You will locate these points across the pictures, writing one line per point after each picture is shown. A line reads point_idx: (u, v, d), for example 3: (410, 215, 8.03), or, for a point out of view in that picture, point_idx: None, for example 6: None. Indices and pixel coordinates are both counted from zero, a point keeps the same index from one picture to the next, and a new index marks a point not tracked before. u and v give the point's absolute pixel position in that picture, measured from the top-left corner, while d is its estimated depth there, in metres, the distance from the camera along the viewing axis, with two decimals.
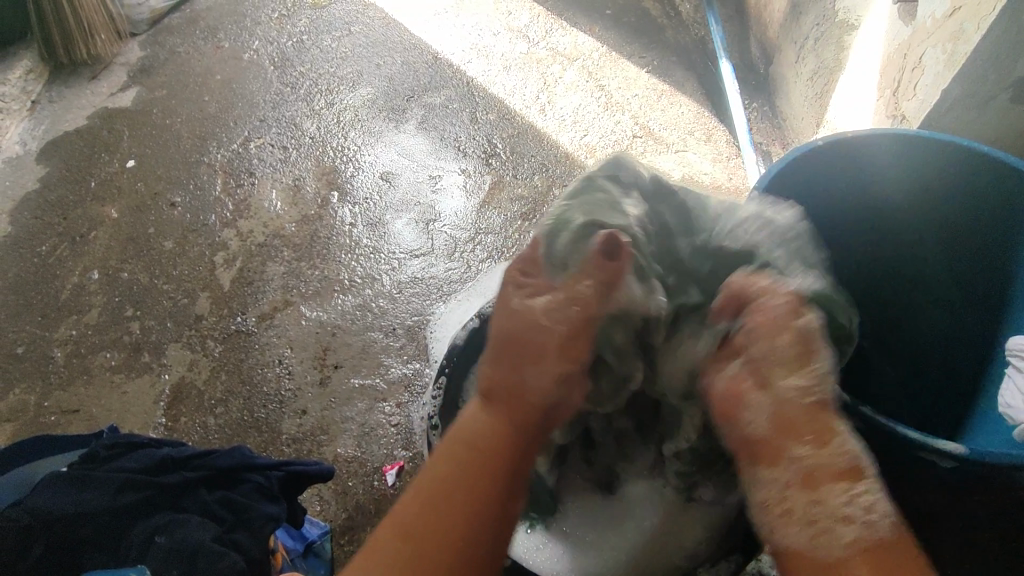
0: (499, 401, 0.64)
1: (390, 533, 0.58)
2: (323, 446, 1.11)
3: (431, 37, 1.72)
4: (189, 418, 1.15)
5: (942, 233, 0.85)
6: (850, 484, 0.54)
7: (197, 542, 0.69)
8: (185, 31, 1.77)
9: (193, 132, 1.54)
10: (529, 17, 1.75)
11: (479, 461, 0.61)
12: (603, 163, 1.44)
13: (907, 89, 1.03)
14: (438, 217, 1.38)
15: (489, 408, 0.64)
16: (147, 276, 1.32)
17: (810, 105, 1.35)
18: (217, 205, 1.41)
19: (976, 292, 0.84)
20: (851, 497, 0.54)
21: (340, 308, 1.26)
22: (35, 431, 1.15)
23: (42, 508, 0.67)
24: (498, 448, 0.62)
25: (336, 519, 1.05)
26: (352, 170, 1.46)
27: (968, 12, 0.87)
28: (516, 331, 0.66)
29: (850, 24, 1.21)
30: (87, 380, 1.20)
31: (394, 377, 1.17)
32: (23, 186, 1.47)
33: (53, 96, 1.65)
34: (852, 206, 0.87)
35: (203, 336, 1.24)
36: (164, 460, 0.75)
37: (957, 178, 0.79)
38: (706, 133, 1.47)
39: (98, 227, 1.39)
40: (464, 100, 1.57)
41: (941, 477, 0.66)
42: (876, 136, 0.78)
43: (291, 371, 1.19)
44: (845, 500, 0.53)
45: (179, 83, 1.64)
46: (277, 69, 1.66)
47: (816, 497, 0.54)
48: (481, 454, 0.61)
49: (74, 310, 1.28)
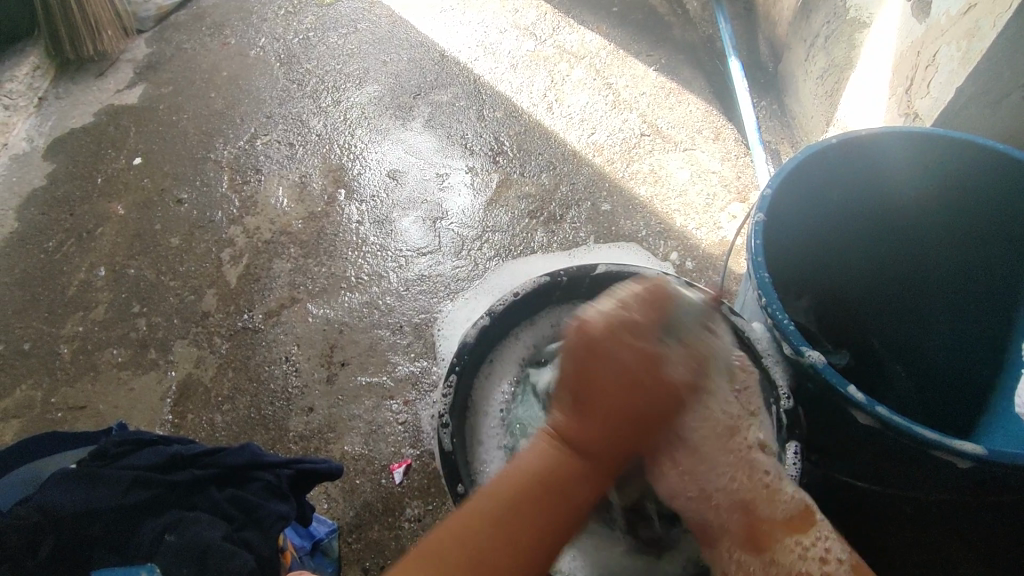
0: (579, 435, 0.59)
1: (449, 539, 0.54)
2: (330, 444, 1.11)
3: (438, 34, 1.72)
4: (196, 415, 1.15)
5: (955, 231, 0.84)
6: (805, 538, 0.60)
7: (208, 539, 0.68)
8: (191, 28, 1.77)
9: (200, 128, 1.54)
10: (536, 15, 1.74)
11: (540, 491, 0.57)
12: (610, 161, 1.43)
13: (920, 87, 1.02)
14: (445, 214, 1.37)
15: (566, 442, 0.60)
16: (154, 273, 1.31)
17: (820, 103, 1.34)
18: (224, 202, 1.41)
19: (990, 291, 0.83)
20: (806, 551, 0.59)
21: (347, 306, 1.26)
22: (42, 427, 1.15)
23: (51, 504, 0.67)
24: (575, 486, 0.58)
25: (344, 517, 1.04)
26: (360, 167, 1.46)
27: (983, 10, 0.87)
28: (600, 348, 0.58)
29: (861, 22, 1.20)
30: (94, 376, 1.20)
31: (401, 375, 1.17)
32: (30, 182, 1.46)
33: (60, 92, 1.64)
34: (865, 203, 0.87)
35: (210, 333, 1.24)
36: (174, 457, 0.75)
37: (974, 176, 0.78)
38: (714, 131, 1.47)
39: (105, 223, 1.39)
40: (471, 97, 1.57)
41: (957, 478, 0.65)
42: (890, 133, 0.77)
43: (299, 368, 1.19)
44: (799, 555, 0.59)
45: (186, 79, 1.64)
46: (284, 66, 1.66)
47: (768, 560, 0.59)
48: (549, 483, 0.57)
49: (81, 307, 1.28)
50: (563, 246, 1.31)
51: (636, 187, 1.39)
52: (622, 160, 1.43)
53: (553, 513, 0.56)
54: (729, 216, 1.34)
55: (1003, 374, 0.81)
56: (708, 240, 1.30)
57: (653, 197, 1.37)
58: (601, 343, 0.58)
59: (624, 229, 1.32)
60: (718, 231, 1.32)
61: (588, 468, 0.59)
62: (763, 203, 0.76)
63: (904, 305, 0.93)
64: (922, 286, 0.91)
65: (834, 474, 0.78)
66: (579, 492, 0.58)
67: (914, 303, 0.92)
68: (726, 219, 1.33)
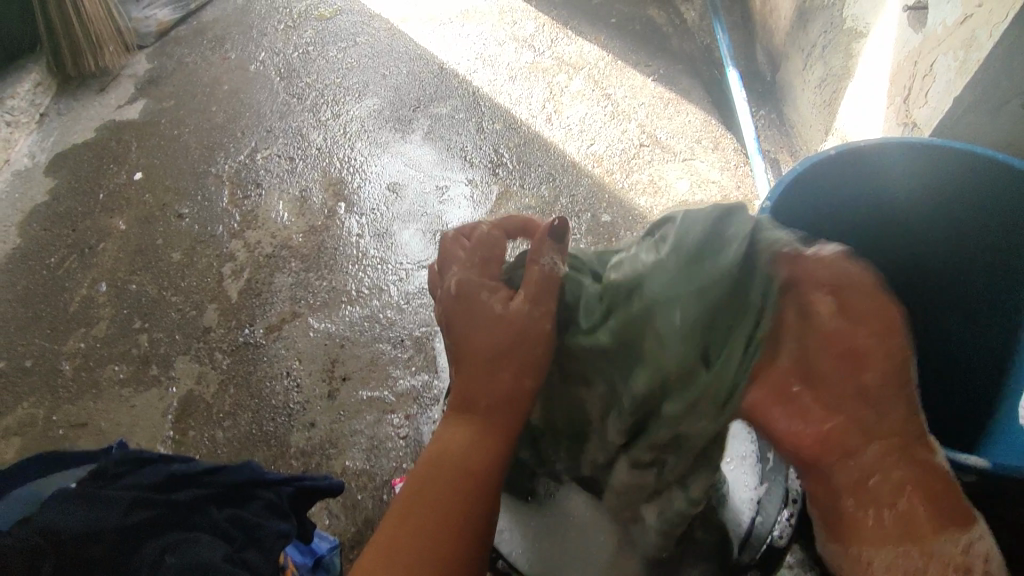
0: (471, 408, 0.64)
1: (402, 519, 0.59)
2: (331, 459, 1.11)
3: (437, 47, 1.72)
4: (197, 432, 1.15)
5: (953, 241, 0.84)
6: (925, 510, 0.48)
7: (207, 560, 0.67)
8: (191, 43, 1.78)
9: (200, 143, 1.54)
10: (534, 26, 1.75)
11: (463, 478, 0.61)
12: (610, 171, 1.44)
13: (918, 97, 1.02)
14: (445, 227, 1.37)
15: (464, 415, 0.65)
16: (155, 288, 1.32)
17: (819, 112, 1.34)
18: (225, 216, 1.41)
19: (990, 301, 0.82)
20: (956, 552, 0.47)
21: (348, 319, 1.26)
22: (43, 445, 1.15)
23: (52, 526, 0.66)
24: (485, 467, 0.62)
25: (345, 534, 1.04)
26: (360, 180, 1.46)
27: (980, 19, 0.87)
28: (470, 307, 0.66)
29: (857, 31, 1.20)
30: (95, 394, 1.20)
31: (402, 389, 1.17)
32: (32, 198, 1.47)
33: (62, 108, 1.65)
34: (861, 213, 0.87)
35: (210, 348, 1.23)
36: (174, 476, 0.75)
37: (971, 188, 0.78)
38: (713, 141, 1.47)
39: (106, 239, 1.39)
40: (470, 109, 1.57)
41: (959, 493, 0.65)
42: (887, 144, 0.77)
43: (299, 383, 1.19)
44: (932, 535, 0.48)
45: (187, 94, 1.65)
46: (284, 79, 1.67)
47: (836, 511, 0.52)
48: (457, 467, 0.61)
49: (82, 323, 1.28)
50: None
51: (635, 197, 1.39)
52: (621, 171, 1.43)
53: (480, 504, 0.61)
54: None
55: (1002, 388, 0.80)
56: None
57: (653, 207, 1.37)
58: (462, 298, 0.67)
59: (624, 240, 1.32)
60: None
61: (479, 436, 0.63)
62: (763, 216, 0.75)
63: (905, 312, 0.93)
64: (923, 295, 0.90)
65: None
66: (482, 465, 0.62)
67: (917, 312, 0.92)
68: None
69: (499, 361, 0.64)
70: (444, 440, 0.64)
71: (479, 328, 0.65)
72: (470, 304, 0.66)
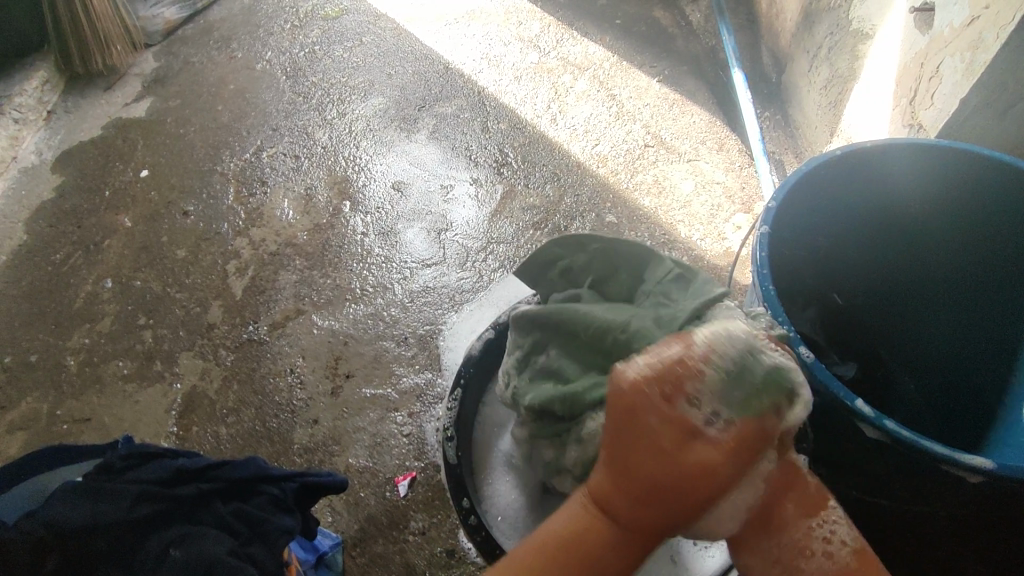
0: (614, 500, 0.51)
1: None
2: (334, 457, 1.11)
3: (441, 47, 1.73)
4: (201, 428, 1.15)
5: (959, 242, 0.83)
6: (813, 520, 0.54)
7: (213, 554, 0.68)
8: (198, 42, 1.79)
9: (206, 141, 1.55)
10: (539, 26, 1.76)
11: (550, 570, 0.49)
12: (614, 172, 1.44)
13: (924, 98, 1.02)
14: (450, 225, 1.38)
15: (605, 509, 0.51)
16: (160, 285, 1.32)
17: (824, 114, 1.34)
18: (230, 214, 1.42)
19: (997, 302, 0.82)
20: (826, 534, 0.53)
21: (352, 317, 1.26)
22: (48, 440, 1.15)
23: (57, 520, 0.66)
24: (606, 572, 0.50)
25: (348, 530, 1.04)
26: (364, 179, 1.47)
27: (987, 21, 0.87)
28: (638, 413, 0.49)
29: (864, 33, 1.20)
30: (99, 389, 1.20)
31: (406, 387, 1.17)
32: (38, 195, 1.48)
33: (69, 106, 1.66)
34: (865, 213, 0.86)
35: (215, 345, 1.24)
36: (179, 471, 0.74)
37: (976, 188, 0.78)
38: (718, 142, 1.47)
39: (112, 236, 1.40)
40: (475, 109, 1.58)
41: (963, 494, 0.64)
42: (895, 145, 0.77)
43: (303, 380, 1.19)
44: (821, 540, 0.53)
45: (194, 93, 1.66)
46: (290, 78, 1.68)
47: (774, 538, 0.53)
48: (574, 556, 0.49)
49: (88, 319, 1.29)
50: None
51: (640, 198, 1.39)
52: (625, 171, 1.43)
53: None
54: (733, 226, 1.34)
55: (1011, 387, 0.80)
56: (712, 251, 1.31)
57: (658, 208, 1.37)
58: (633, 400, 0.49)
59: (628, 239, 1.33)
60: (722, 242, 1.32)
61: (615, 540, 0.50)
62: (767, 216, 0.75)
63: (907, 311, 0.93)
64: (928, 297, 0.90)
65: (839, 490, 0.76)
66: (609, 558, 0.50)
67: (920, 312, 0.92)
68: (731, 230, 1.33)
69: (654, 462, 0.49)
70: (571, 529, 0.51)
71: (627, 424, 0.50)
72: (639, 420, 0.49)
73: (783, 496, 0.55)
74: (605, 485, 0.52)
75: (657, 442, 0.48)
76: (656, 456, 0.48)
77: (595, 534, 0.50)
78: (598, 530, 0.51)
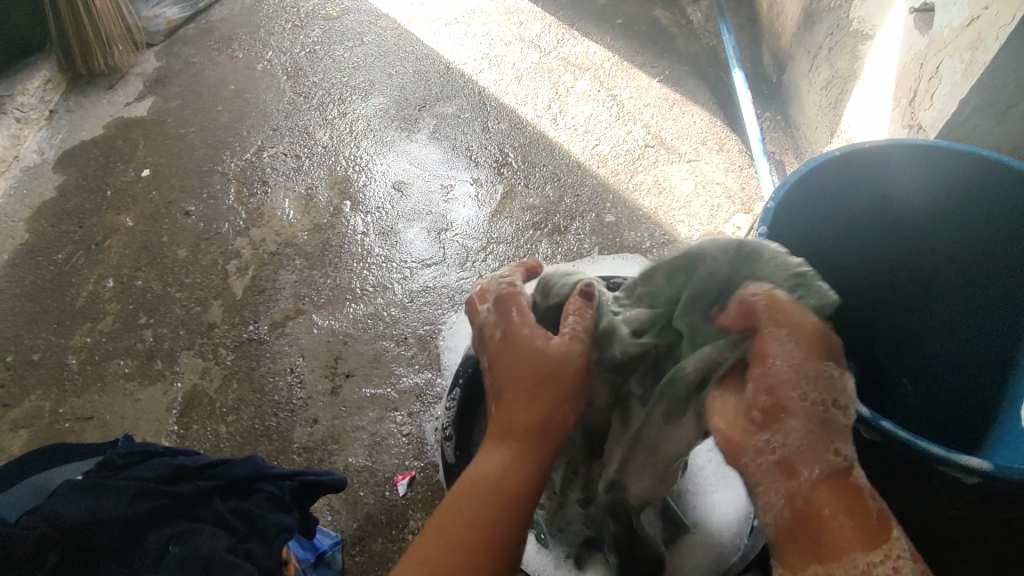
0: (509, 429, 0.63)
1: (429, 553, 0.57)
2: (333, 455, 1.11)
3: (442, 47, 1.73)
4: (201, 427, 1.15)
5: (957, 241, 0.83)
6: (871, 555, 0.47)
7: (211, 551, 0.68)
8: (200, 42, 1.79)
9: (207, 141, 1.55)
10: (540, 27, 1.76)
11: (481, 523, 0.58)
12: (615, 172, 1.44)
13: (924, 99, 1.02)
14: (450, 225, 1.38)
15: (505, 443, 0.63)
16: (161, 284, 1.32)
17: (824, 115, 1.34)
18: (231, 213, 1.42)
19: (996, 302, 0.82)
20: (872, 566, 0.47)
21: (352, 317, 1.26)
22: (48, 438, 1.16)
23: (57, 516, 0.67)
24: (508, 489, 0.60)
25: (347, 530, 1.04)
26: (365, 179, 1.47)
27: (986, 22, 0.87)
28: (506, 344, 0.66)
29: (864, 33, 1.20)
30: (100, 388, 1.21)
31: (405, 387, 1.17)
32: (40, 194, 1.48)
33: (70, 106, 1.67)
34: (865, 213, 0.86)
35: (215, 344, 1.24)
36: (179, 468, 0.75)
37: (974, 188, 0.78)
38: (718, 142, 1.47)
39: (113, 235, 1.40)
40: (475, 109, 1.58)
41: (961, 496, 0.64)
42: (892, 145, 0.77)
43: (303, 380, 1.19)
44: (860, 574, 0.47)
45: (195, 93, 1.66)
46: (291, 79, 1.68)
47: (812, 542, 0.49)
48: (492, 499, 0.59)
49: (89, 318, 1.29)
50: (567, 257, 1.31)
51: (640, 198, 1.39)
52: (626, 172, 1.43)
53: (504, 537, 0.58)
54: (733, 227, 1.34)
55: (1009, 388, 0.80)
56: None
57: (658, 208, 1.37)
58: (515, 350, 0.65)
59: (628, 240, 1.33)
60: None
61: (514, 457, 0.61)
62: (766, 216, 0.76)
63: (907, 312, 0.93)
64: (927, 297, 0.90)
65: None
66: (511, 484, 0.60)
67: (920, 313, 0.92)
68: (731, 230, 1.33)
69: (520, 407, 0.63)
70: (489, 478, 0.60)
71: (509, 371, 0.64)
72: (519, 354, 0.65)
73: (838, 503, 0.49)
74: (501, 446, 0.62)
75: (526, 366, 0.64)
76: (515, 368, 0.64)
77: (504, 466, 0.61)
78: (506, 460, 0.61)
